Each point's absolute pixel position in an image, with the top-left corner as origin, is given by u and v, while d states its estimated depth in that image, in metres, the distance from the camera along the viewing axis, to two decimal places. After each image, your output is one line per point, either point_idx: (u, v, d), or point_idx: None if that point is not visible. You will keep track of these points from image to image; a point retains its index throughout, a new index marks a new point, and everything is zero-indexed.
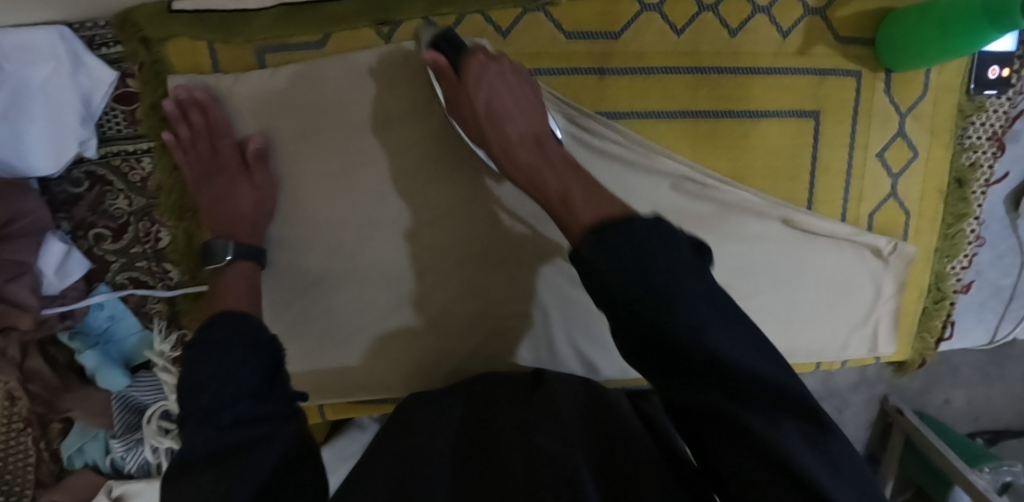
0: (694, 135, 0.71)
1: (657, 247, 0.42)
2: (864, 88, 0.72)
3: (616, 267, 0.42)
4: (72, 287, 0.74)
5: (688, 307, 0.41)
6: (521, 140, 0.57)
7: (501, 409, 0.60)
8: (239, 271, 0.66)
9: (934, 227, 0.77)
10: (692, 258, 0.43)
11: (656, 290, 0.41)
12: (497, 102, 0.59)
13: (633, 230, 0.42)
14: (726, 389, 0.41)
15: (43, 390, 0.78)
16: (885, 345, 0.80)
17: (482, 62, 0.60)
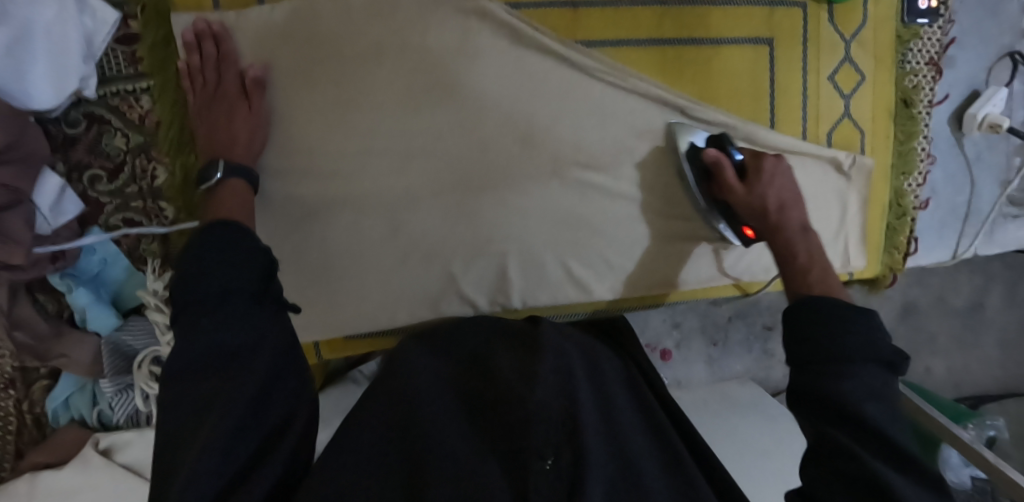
0: (663, 61, 0.77)
1: (860, 319, 0.51)
2: (810, 17, 0.78)
3: (812, 328, 0.52)
4: (64, 226, 0.74)
5: (856, 380, 0.48)
6: (793, 225, 0.67)
7: (500, 364, 0.56)
8: (230, 187, 0.67)
9: (886, 145, 0.82)
10: (885, 347, 0.50)
11: (846, 345, 0.50)
12: (779, 192, 0.69)
13: (850, 316, 0.52)
14: (859, 430, 0.46)
15: (30, 338, 0.76)
16: (857, 258, 0.85)
17: (772, 162, 0.72)
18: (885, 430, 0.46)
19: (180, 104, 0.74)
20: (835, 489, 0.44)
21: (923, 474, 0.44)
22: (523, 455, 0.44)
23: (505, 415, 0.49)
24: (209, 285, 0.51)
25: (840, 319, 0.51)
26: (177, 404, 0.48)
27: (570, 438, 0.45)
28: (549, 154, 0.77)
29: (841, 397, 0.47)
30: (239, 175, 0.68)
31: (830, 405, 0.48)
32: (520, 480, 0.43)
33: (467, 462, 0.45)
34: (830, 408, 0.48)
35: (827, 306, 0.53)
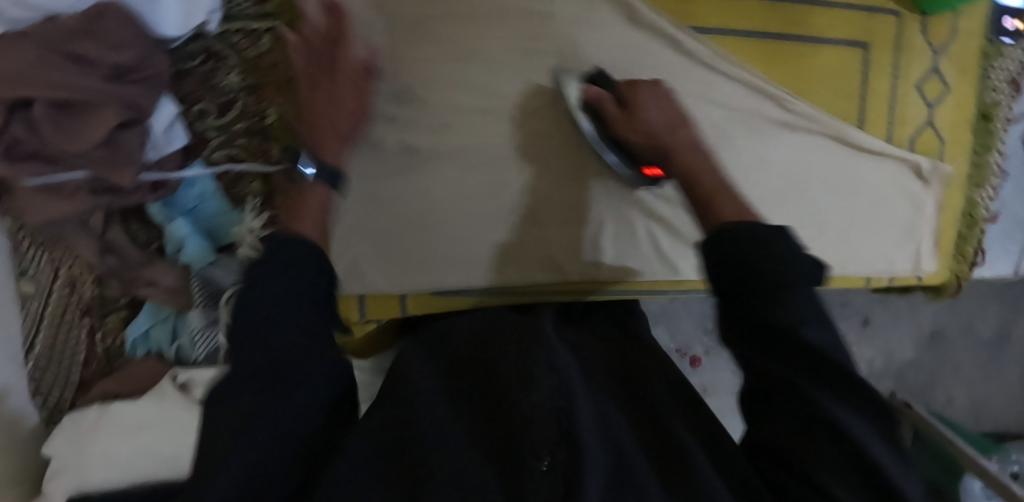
0: (764, 54, 0.80)
1: (765, 238, 0.46)
2: (905, 26, 0.81)
3: (740, 252, 0.46)
4: (170, 156, 0.75)
5: (807, 308, 0.44)
6: (687, 143, 0.62)
7: (499, 356, 0.53)
8: (316, 195, 0.63)
9: (964, 154, 0.86)
10: (805, 264, 0.46)
11: (769, 281, 0.44)
12: (659, 117, 0.64)
13: (755, 234, 0.47)
14: (811, 376, 0.42)
15: (118, 263, 0.77)
16: (927, 262, 0.88)
17: (648, 86, 0.67)
18: (843, 368, 0.41)
19: None
20: (804, 455, 0.40)
21: (888, 434, 0.41)
22: (521, 456, 0.42)
23: (508, 419, 0.46)
24: (264, 312, 0.43)
25: (754, 248, 0.46)
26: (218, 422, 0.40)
27: (567, 441, 0.42)
28: None
29: (769, 320, 0.43)
30: (322, 176, 0.65)
31: (780, 338, 0.43)
32: (518, 477, 0.41)
33: (468, 469, 0.42)
34: (772, 339, 0.43)
35: (754, 231, 0.47)
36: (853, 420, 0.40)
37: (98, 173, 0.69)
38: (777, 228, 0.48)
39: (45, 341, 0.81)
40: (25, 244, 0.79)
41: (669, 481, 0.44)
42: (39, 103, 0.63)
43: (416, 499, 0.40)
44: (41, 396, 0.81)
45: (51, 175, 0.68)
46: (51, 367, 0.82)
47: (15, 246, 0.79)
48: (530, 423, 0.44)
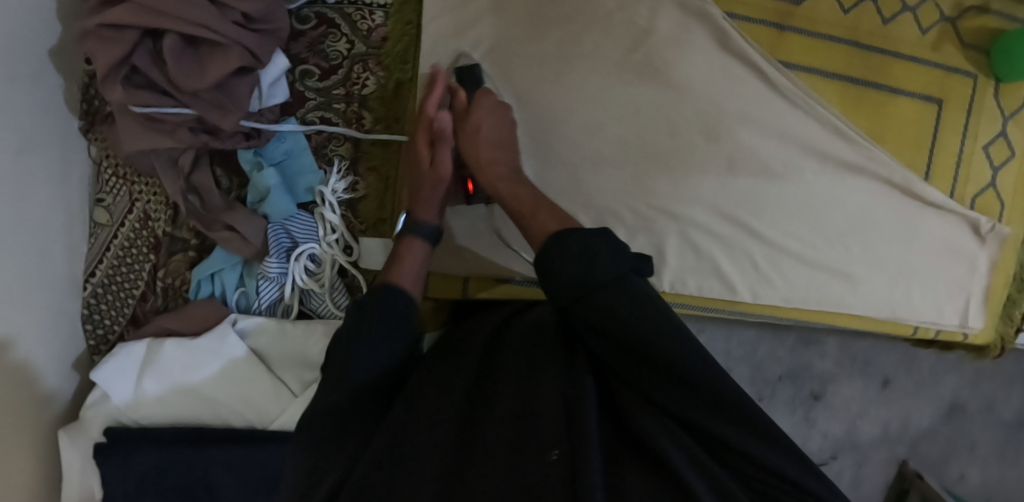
0: (846, 97, 0.83)
1: (607, 254, 0.56)
2: (978, 89, 0.85)
3: (567, 265, 0.56)
4: (269, 109, 0.77)
5: (636, 311, 0.53)
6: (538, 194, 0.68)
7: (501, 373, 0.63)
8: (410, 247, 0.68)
9: (1022, 219, 0.89)
10: (627, 262, 0.57)
11: (604, 282, 0.55)
12: (488, 133, 0.73)
13: (590, 238, 0.58)
14: (688, 384, 0.50)
15: (200, 206, 0.78)
16: (974, 319, 0.90)
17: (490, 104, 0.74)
18: (713, 374, 0.49)
19: (413, 25, 0.80)
20: (716, 454, 0.49)
21: (775, 434, 0.47)
22: (530, 449, 0.48)
23: (500, 416, 0.54)
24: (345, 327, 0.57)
25: (588, 271, 0.55)
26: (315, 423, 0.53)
27: (571, 432, 0.49)
28: (726, 155, 0.82)
29: (642, 339, 0.52)
30: (419, 233, 0.70)
31: (671, 358, 0.50)
32: (527, 461, 0.47)
33: (464, 468, 0.49)
34: (661, 359, 0.51)
35: (580, 240, 0.57)
36: (745, 436, 0.47)
37: (202, 113, 0.71)
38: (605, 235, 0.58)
39: (106, 270, 0.83)
40: (106, 173, 0.82)
41: (637, 446, 0.51)
42: (170, 34, 0.67)
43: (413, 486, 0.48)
44: (93, 323, 0.83)
45: (160, 107, 0.71)
46: (112, 296, 0.84)
47: (97, 174, 0.83)
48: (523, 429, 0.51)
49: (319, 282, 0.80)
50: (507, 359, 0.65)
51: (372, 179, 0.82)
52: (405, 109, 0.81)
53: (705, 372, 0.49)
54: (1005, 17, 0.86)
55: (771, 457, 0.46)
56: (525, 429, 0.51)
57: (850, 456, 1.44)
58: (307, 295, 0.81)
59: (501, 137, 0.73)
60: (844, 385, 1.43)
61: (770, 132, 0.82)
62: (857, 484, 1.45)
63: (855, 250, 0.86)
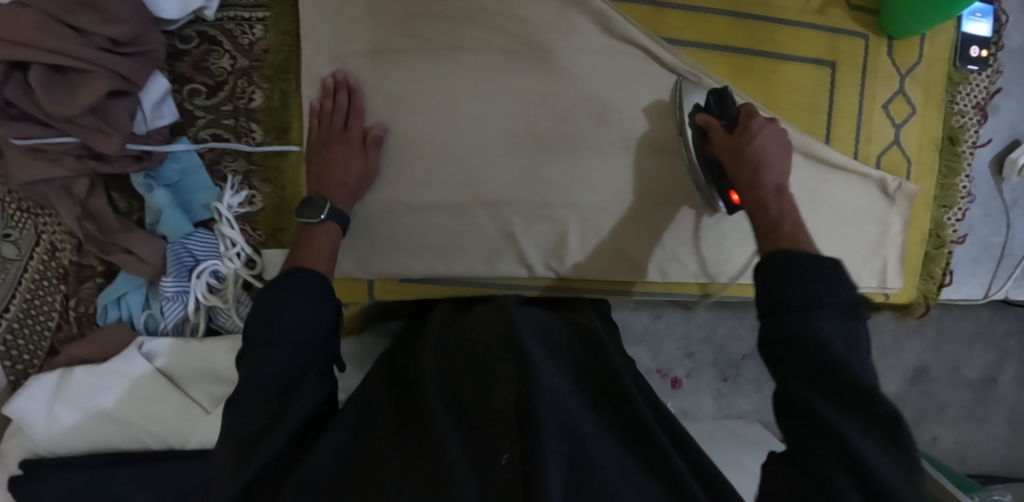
0: (737, 68, 0.82)
1: (820, 270, 0.54)
2: (871, 49, 0.85)
3: (791, 283, 0.54)
4: (157, 131, 0.78)
5: (829, 325, 0.51)
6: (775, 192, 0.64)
7: (465, 364, 0.64)
8: (325, 231, 0.73)
9: (932, 175, 0.87)
10: (842, 293, 0.53)
11: (804, 297, 0.53)
12: (772, 156, 0.66)
13: (824, 263, 0.54)
14: (831, 396, 0.49)
15: (97, 231, 0.78)
16: (894, 279, 0.88)
17: (760, 123, 0.68)
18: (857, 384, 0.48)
19: (291, 36, 0.81)
20: (797, 467, 0.49)
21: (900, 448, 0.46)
22: (488, 447, 0.50)
23: (473, 409, 0.56)
24: (287, 313, 0.58)
25: (791, 288, 0.54)
26: (242, 412, 0.53)
27: (524, 430, 0.50)
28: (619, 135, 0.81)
29: (807, 339, 0.51)
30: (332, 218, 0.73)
31: (829, 362, 0.50)
32: (486, 458, 0.50)
33: (450, 455, 0.50)
34: (808, 364, 0.51)
35: (801, 263, 0.55)
36: (861, 447, 0.46)
37: (83, 138, 0.72)
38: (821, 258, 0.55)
39: (20, 304, 0.85)
40: (8, 209, 0.83)
41: (607, 448, 0.53)
42: (34, 65, 0.67)
43: (375, 482, 0.49)
44: (11, 359, 0.85)
45: (38, 138, 0.72)
46: (26, 329, 0.85)
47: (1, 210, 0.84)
48: (493, 418, 0.53)
49: (222, 298, 0.81)
50: (482, 343, 0.66)
51: (268, 190, 0.82)
52: (292, 118, 0.82)
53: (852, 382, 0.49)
54: None
55: (878, 470, 0.45)
56: (500, 417, 0.53)
57: None
58: (212, 311, 0.82)
59: (775, 157, 0.67)
60: None
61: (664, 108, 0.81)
62: None
63: (834, 222, 0.84)
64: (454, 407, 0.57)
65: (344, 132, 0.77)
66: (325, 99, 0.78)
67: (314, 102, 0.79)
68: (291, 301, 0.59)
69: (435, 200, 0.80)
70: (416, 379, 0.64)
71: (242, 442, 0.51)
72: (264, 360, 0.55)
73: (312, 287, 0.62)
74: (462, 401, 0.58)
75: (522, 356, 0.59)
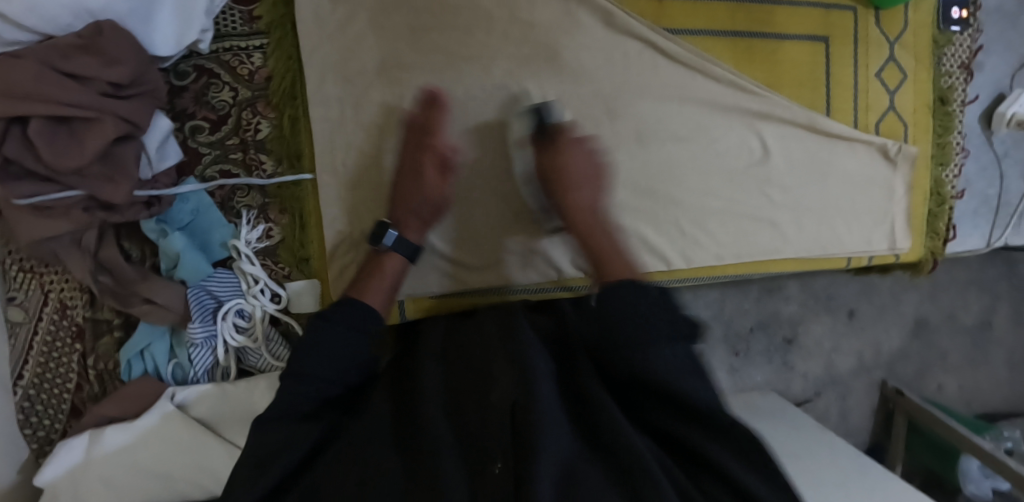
0: (737, 51, 0.84)
1: (642, 301, 0.56)
2: (861, 21, 0.87)
3: (613, 310, 0.56)
4: (164, 174, 0.76)
5: (654, 346, 0.53)
6: (616, 222, 0.75)
7: (463, 361, 0.61)
8: (391, 262, 0.72)
9: (928, 136, 0.91)
10: (661, 315, 0.55)
11: (627, 332, 0.55)
12: (574, 170, 0.75)
13: (622, 291, 0.57)
14: (686, 411, 0.53)
15: (113, 283, 0.77)
16: (903, 240, 0.90)
17: (580, 148, 0.77)
18: (708, 402, 0.52)
19: (295, 60, 0.79)
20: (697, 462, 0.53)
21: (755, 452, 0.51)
22: (476, 460, 0.51)
23: (467, 423, 0.54)
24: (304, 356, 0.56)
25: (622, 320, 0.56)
26: (269, 429, 0.55)
27: (517, 443, 0.50)
28: (630, 126, 0.82)
29: (645, 376, 0.53)
30: (397, 249, 0.73)
31: (665, 383, 0.52)
32: (480, 472, 0.50)
33: (441, 467, 0.49)
34: (651, 388, 0.53)
35: (629, 292, 0.56)
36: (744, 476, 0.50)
37: (90, 187, 0.69)
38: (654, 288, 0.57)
39: (34, 368, 0.82)
40: (12, 271, 0.81)
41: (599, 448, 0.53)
42: (35, 118, 0.65)
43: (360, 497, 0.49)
44: (32, 426, 0.83)
45: (45, 194, 0.69)
46: (43, 393, 0.83)
47: (4, 273, 0.81)
48: (485, 429, 0.52)
49: (250, 337, 0.79)
50: (483, 332, 0.63)
51: (285, 221, 0.81)
52: (303, 145, 0.80)
53: (695, 401, 0.52)
54: None
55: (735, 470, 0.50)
56: (491, 428, 0.52)
57: (831, 392, 1.45)
58: (240, 351, 0.80)
59: (586, 172, 0.76)
60: (814, 324, 1.41)
61: (673, 97, 0.82)
62: (845, 415, 1.47)
63: (824, 178, 0.87)
64: (451, 411, 0.56)
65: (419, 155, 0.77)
66: (419, 112, 0.78)
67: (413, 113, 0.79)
68: (336, 338, 0.58)
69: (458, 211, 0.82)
70: (419, 376, 0.61)
71: (255, 457, 0.53)
72: (290, 396, 0.55)
73: (364, 322, 0.60)
74: (458, 406, 0.56)
75: (523, 364, 0.55)
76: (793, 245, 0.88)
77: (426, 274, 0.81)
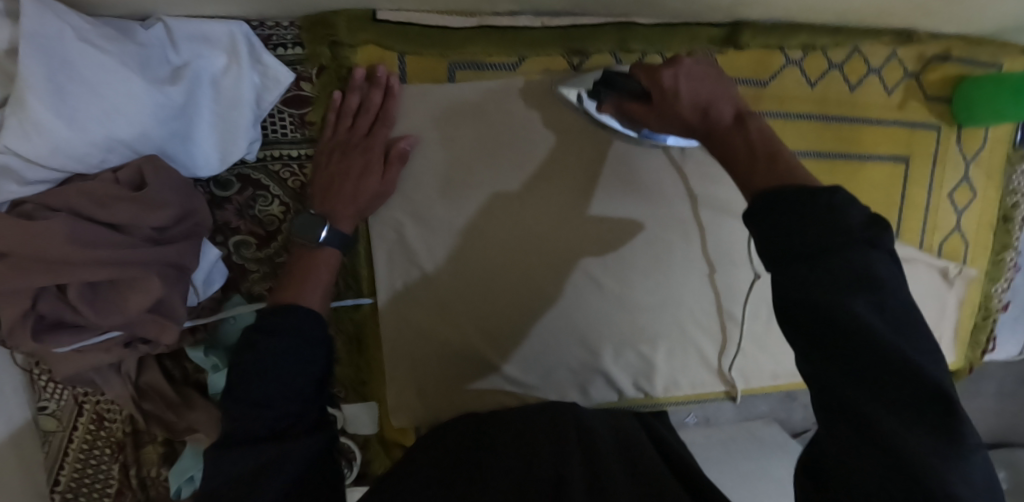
0: (820, 171, 0.80)
1: (829, 208, 0.39)
2: (942, 139, 0.84)
3: (787, 234, 0.40)
4: (210, 297, 0.71)
5: (824, 271, 0.38)
6: (727, 120, 0.50)
7: (511, 448, 0.60)
8: (321, 259, 0.66)
9: (985, 255, 0.90)
10: (848, 226, 0.39)
11: (821, 249, 0.39)
12: (690, 90, 0.51)
13: (788, 207, 0.40)
14: (884, 395, 0.37)
15: (157, 409, 0.73)
16: (947, 354, 0.92)
17: (670, 73, 0.52)
18: (923, 368, 0.36)
19: None
20: (864, 457, 0.37)
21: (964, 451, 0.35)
22: None
23: (496, 479, 0.56)
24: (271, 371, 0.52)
25: (828, 265, 0.38)
26: (229, 458, 0.49)
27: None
28: (702, 245, 0.80)
29: (835, 318, 0.38)
30: (331, 242, 0.66)
31: (827, 317, 0.38)
32: None
33: None
34: (836, 341, 0.38)
35: (790, 202, 0.40)
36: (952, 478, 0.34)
37: (138, 330, 0.64)
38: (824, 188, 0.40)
39: (71, 472, 0.79)
40: (40, 381, 0.75)
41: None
42: (74, 283, 0.57)
43: None
44: None
45: (83, 341, 0.63)
46: (84, 495, 0.80)
47: (31, 382, 0.75)
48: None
49: None
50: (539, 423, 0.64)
51: (342, 341, 0.79)
52: (361, 265, 0.76)
53: (916, 376, 0.36)
54: (967, 61, 0.82)
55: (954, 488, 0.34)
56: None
57: None
58: None
59: (708, 93, 0.51)
60: None
61: None
62: None
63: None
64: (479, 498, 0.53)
65: (365, 139, 0.68)
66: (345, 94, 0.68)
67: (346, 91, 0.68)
68: (287, 347, 0.54)
69: (525, 335, 0.77)
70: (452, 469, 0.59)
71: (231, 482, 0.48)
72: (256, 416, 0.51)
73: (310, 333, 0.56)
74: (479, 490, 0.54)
75: (563, 449, 0.58)
76: None
77: (486, 395, 0.79)
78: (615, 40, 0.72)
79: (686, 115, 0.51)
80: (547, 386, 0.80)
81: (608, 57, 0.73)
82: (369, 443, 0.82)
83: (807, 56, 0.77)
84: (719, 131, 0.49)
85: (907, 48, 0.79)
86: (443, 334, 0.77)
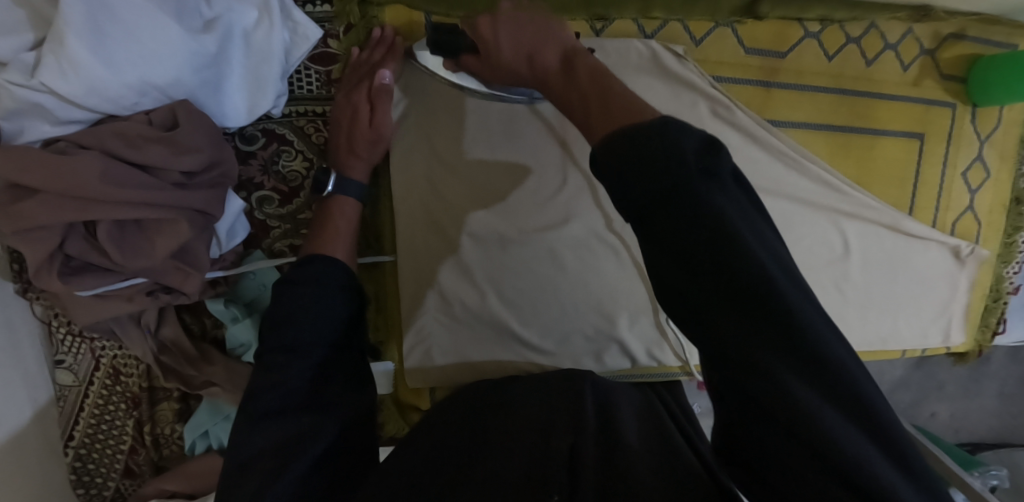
0: (832, 144, 0.81)
1: (662, 143, 0.33)
2: (957, 118, 0.85)
3: (633, 181, 0.33)
4: (231, 250, 0.72)
5: (689, 216, 0.32)
6: (554, 69, 0.45)
7: (526, 414, 0.54)
8: (340, 207, 0.66)
9: (996, 236, 0.91)
10: (692, 161, 0.32)
11: (665, 189, 0.32)
12: (510, 53, 0.48)
13: (638, 139, 0.33)
14: (782, 350, 0.31)
15: (174, 362, 0.73)
16: (957, 335, 0.92)
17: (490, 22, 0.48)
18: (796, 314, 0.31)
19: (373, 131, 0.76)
20: (764, 421, 0.32)
21: (854, 398, 0.32)
22: (539, 471, 0.44)
23: (505, 434, 0.51)
24: (296, 325, 0.49)
25: (674, 212, 0.32)
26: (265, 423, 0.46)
27: (575, 464, 0.45)
28: None
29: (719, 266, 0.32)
30: (347, 190, 0.67)
31: (700, 267, 0.32)
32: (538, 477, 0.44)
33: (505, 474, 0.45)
34: (717, 293, 0.32)
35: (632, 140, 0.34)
36: (840, 435, 0.31)
37: (160, 276, 0.64)
38: (653, 121, 0.34)
39: (86, 428, 0.79)
40: (59, 332, 0.76)
41: (667, 466, 0.48)
42: (105, 221, 0.58)
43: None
44: (85, 485, 0.81)
45: (107, 285, 0.63)
46: (97, 455, 0.80)
47: (49, 333, 0.76)
48: (549, 447, 0.47)
49: None
50: (529, 399, 0.58)
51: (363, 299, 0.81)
52: (383, 226, 0.79)
53: (796, 324, 0.31)
54: (983, 41, 0.83)
55: (850, 448, 0.30)
56: (534, 454, 0.47)
57: None
58: None
59: (528, 47, 0.46)
60: None
61: (767, 195, 0.78)
62: None
63: (900, 277, 0.86)
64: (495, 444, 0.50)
65: (360, 89, 0.68)
66: (364, 51, 0.70)
67: (359, 51, 0.70)
68: (308, 299, 0.51)
69: (537, 296, 0.78)
70: (477, 414, 0.58)
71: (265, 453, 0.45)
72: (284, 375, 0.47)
73: (324, 281, 0.53)
74: (494, 433, 0.52)
75: (579, 425, 0.51)
76: (855, 335, 0.86)
77: (505, 358, 0.79)
78: (638, 7, 0.74)
79: (517, 66, 0.47)
80: (561, 351, 0.80)
81: (630, 24, 0.75)
82: (385, 404, 0.83)
83: (824, 29, 0.78)
84: (553, 83, 0.44)
85: (922, 26, 0.81)
86: (462, 296, 0.77)
